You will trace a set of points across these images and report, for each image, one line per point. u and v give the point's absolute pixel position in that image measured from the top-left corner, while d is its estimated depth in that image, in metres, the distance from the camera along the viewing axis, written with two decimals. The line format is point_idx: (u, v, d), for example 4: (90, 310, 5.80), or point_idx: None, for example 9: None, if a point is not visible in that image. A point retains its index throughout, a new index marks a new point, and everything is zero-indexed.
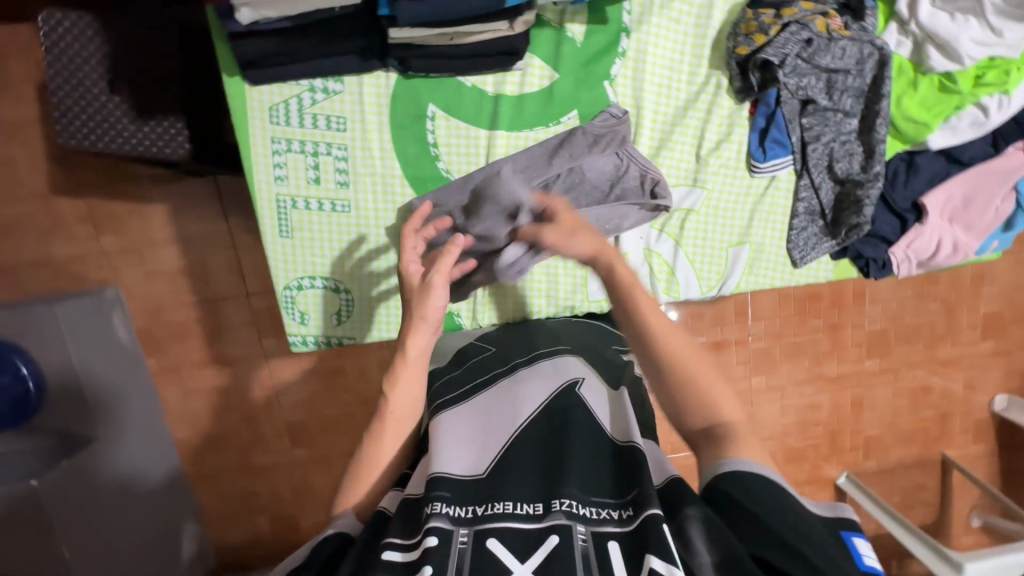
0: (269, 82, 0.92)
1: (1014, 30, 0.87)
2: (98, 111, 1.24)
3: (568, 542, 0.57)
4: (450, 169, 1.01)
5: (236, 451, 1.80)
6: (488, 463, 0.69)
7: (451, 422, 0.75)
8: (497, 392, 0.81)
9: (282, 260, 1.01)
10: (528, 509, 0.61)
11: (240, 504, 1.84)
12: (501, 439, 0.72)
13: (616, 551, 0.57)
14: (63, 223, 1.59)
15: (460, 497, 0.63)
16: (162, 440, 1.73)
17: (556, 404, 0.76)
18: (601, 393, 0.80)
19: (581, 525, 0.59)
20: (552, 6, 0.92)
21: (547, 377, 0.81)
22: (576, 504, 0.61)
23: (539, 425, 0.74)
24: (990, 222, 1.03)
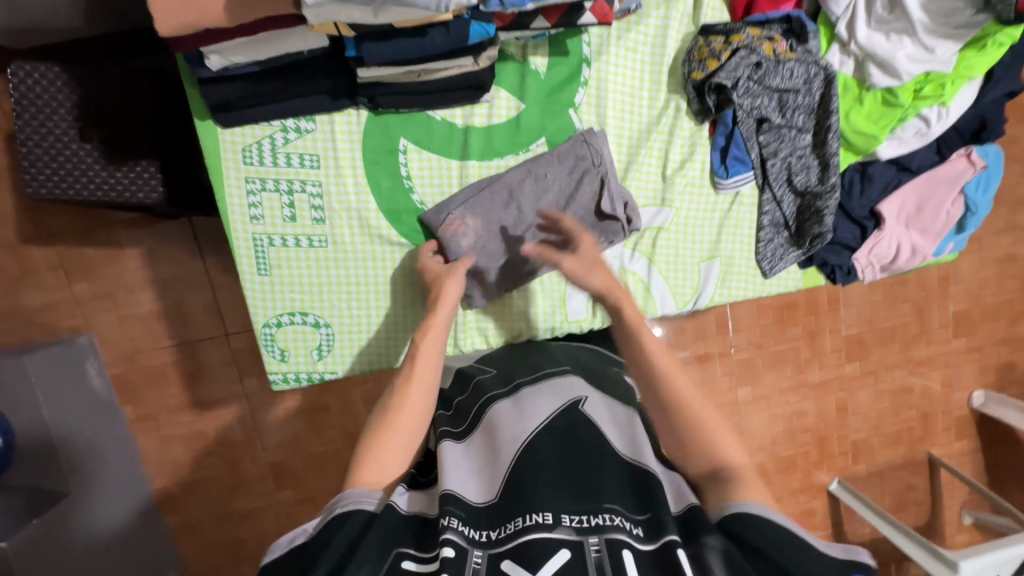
0: (240, 124, 0.94)
1: (943, 46, 0.91)
2: (69, 159, 1.24)
3: (580, 558, 0.57)
4: (425, 201, 1.03)
5: (218, 497, 1.77)
6: (498, 487, 0.68)
7: (459, 450, 0.75)
8: (507, 409, 0.79)
9: (260, 298, 1.01)
10: (535, 518, 0.60)
11: (225, 552, 1.80)
12: (511, 454, 0.70)
13: (630, 560, 0.57)
14: (33, 273, 1.57)
15: (470, 516, 0.64)
16: (139, 489, 1.70)
17: (562, 420, 0.74)
18: (607, 411, 0.76)
19: (593, 536, 0.58)
20: (514, 41, 0.97)
21: (552, 396, 0.78)
22: (584, 517, 0.60)
23: (545, 439, 0.71)
24: (943, 225, 1.07)
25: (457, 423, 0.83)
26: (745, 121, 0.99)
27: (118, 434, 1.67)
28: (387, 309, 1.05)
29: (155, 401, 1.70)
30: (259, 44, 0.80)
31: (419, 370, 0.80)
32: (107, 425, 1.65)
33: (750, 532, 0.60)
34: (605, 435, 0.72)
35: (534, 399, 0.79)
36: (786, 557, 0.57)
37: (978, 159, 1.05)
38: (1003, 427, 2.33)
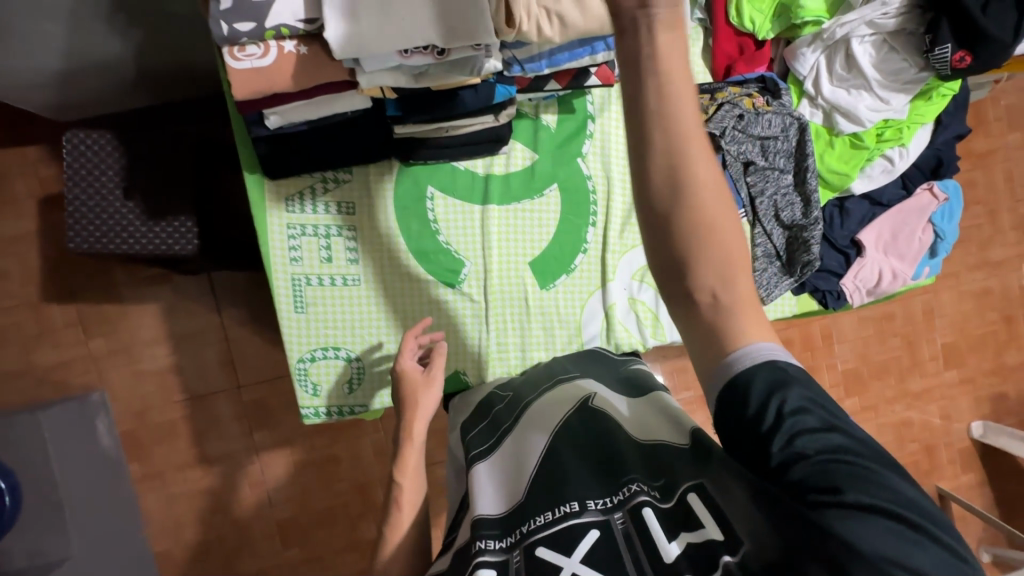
0: (285, 176, 1.05)
1: (897, 98, 1.06)
2: (111, 216, 1.34)
3: (609, 531, 0.64)
4: (450, 241, 1.11)
5: (223, 558, 1.73)
6: (524, 487, 0.76)
7: (488, 472, 0.83)
8: (520, 432, 0.88)
9: (295, 335, 1.08)
10: (564, 508, 0.68)
11: None
12: (532, 464, 0.79)
13: (652, 518, 0.63)
14: (51, 330, 1.62)
15: (502, 531, 0.71)
16: (140, 553, 1.66)
17: (578, 417, 0.84)
18: (612, 400, 0.88)
19: (618, 512, 0.66)
20: (528, 102, 1.11)
21: (566, 395, 0.91)
22: (607, 499, 0.68)
23: (564, 435, 0.82)
24: (917, 250, 1.17)
25: (484, 440, 0.92)
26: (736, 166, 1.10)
27: (122, 494, 1.65)
28: None
29: (162, 458, 1.69)
30: (315, 105, 0.92)
31: (418, 421, 0.95)
32: (112, 484, 1.63)
33: (781, 390, 0.54)
34: (618, 421, 0.82)
35: (551, 402, 0.90)
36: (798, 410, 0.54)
37: (939, 192, 1.18)
38: (1007, 458, 2.36)
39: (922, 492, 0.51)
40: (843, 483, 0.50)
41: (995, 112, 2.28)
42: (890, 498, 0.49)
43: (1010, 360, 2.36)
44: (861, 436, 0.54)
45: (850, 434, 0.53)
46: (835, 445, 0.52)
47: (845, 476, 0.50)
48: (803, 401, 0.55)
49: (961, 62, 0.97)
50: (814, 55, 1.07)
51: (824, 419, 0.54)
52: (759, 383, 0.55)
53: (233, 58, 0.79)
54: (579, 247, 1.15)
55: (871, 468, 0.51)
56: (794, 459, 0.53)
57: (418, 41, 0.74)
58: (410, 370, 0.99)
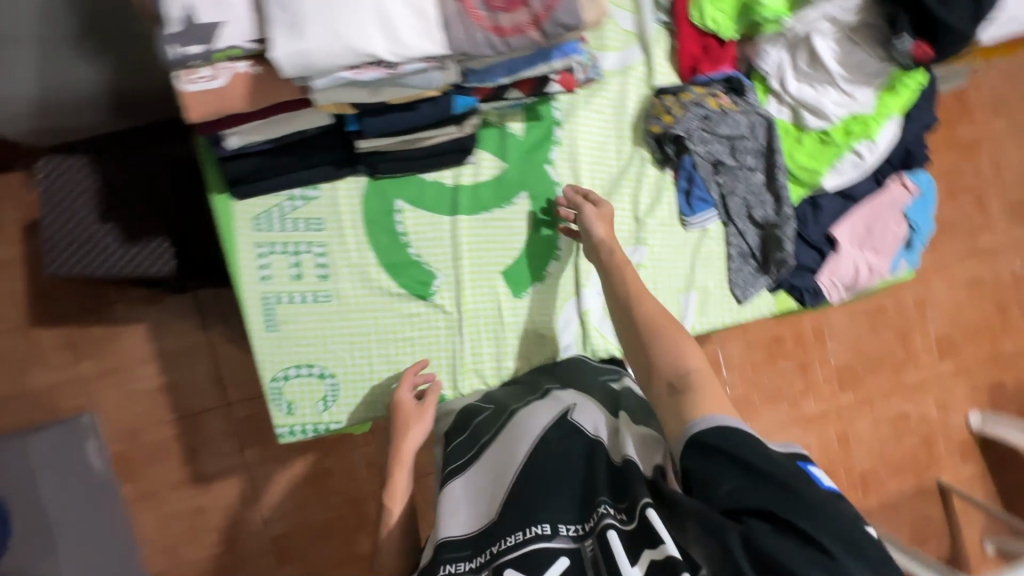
0: (253, 195, 1.05)
1: (862, 91, 1.05)
2: (87, 239, 1.34)
3: (576, 559, 0.69)
4: (420, 254, 1.11)
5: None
6: (495, 508, 0.78)
7: (461, 491, 0.85)
8: (498, 447, 0.88)
9: (268, 353, 1.07)
10: (535, 529, 0.71)
11: None
12: (506, 480, 0.81)
13: (617, 541, 0.66)
14: (40, 354, 1.62)
15: (471, 552, 0.75)
16: None
17: (554, 432, 0.84)
18: (590, 415, 0.87)
19: (588, 540, 0.70)
20: (493, 111, 1.10)
21: (546, 408, 0.91)
22: (578, 525, 0.72)
23: (537, 452, 0.82)
24: (892, 244, 1.15)
25: (462, 453, 0.92)
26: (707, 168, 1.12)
27: None
28: (389, 356, 1.11)
29: (156, 477, 1.69)
30: (272, 124, 0.91)
31: (408, 440, 1.00)
32: (106, 506, 1.63)
33: (742, 443, 0.66)
34: (598, 441, 0.82)
35: (533, 413, 0.90)
36: (758, 459, 0.65)
37: (911, 184, 1.15)
38: (1006, 447, 2.34)
39: (855, 523, 0.60)
40: (779, 511, 0.61)
41: (979, 98, 2.27)
42: (818, 523, 0.59)
43: (1005, 348, 2.34)
44: (816, 487, 0.63)
45: (795, 474, 0.64)
46: (775, 480, 0.63)
47: (780, 505, 0.61)
48: (762, 452, 0.65)
49: (922, 54, 0.96)
50: (777, 53, 1.08)
51: (769, 461, 0.64)
52: (711, 435, 0.67)
53: (183, 79, 0.79)
54: (551, 255, 1.15)
55: (806, 500, 0.61)
56: (738, 492, 0.63)
57: (364, 55, 0.74)
58: (405, 401, 1.02)
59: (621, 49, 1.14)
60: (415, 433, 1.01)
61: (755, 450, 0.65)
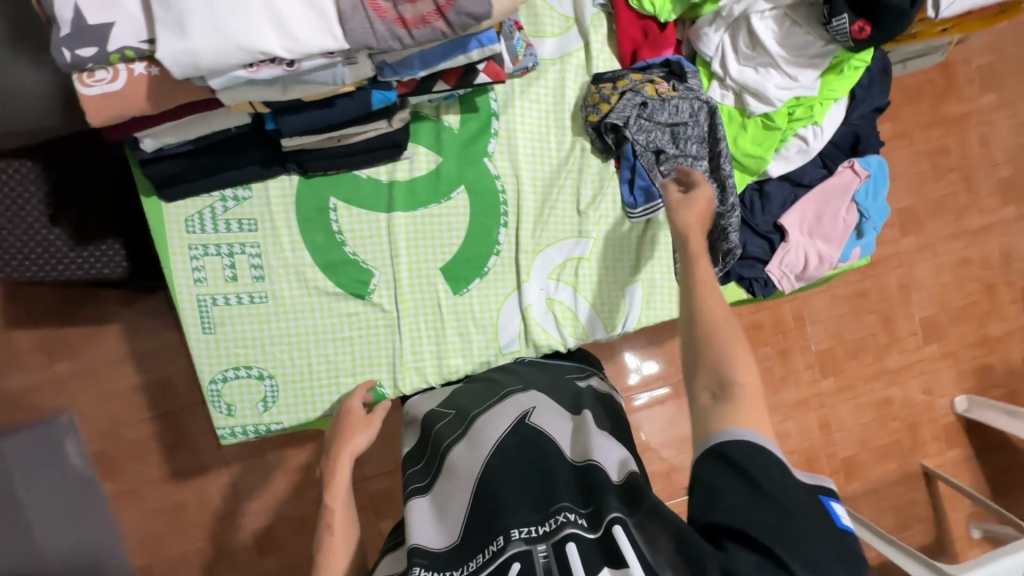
0: (183, 197, 1.04)
1: (806, 74, 1.00)
2: (35, 242, 1.29)
3: (530, 561, 0.67)
4: (357, 253, 1.10)
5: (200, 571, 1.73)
6: (458, 528, 0.77)
7: (423, 507, 0.83)
8: (459, 455, 0.87)
9: (205, 356, 1.07)
10: (493, 544, 0.71)
11: None
12: (467, 489, 0.81)
13: (575, 553, 0.67)
14: (16, 356, 1.64)
15: (433, 561, 0.73)
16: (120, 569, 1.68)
17: (513, 438, 0.86)
18: (550, 418, 0.90)
19: (542, 544, 0.69)
20: (426, 104, 1.08)
21: (504, 413, 0.91)
22: (535, 528, 0.71)
23: (499, 459, 0.83)
24: (843, 232, 1.11)
25: (423, 476, 0.91)
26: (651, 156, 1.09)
27: (97, 512, 1.67)
28: (328, 357, 1.10)
29: (135, 475, 1.70)
30: (186, 125, 0.89)
31: (354, 439, 0.96)
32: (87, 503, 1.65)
33: (757, 461, 0.67)
34: (555, 441, 0.85)
35: (491, 418, 0.91)
36: (767, 480, 0.66)
37: (861, 169, 1.11)
38: (993, 431, 2.30)
39: (842, 561, 0.62)
40: (764, 537, 0.62)
41: (966, 73, 2.20)
42: (800, 553, 0.61)
43: (993, 331, 2.28)
44: (815, 519, 0.64)
45: (801, 504, 0.65)
46: (775, 507, 0.64)
47: (769, 533, 0.62)
48: (773, 474, 0.66)
49: (861, 33, 0.92)
50: (718, 35, 1.03)
51: (776, 492, 0.65)
52: (731, 452, 0.68)
53: (81, 83, 0.77)
54: (491, 250, 1.12)
55: (797, 530, 0.62)
56: (734, 512, 0.65)
57: (257, 53, 0.72)
58: (354, 406, 1.02)
59: (559, 35, 1.10)
60: (362, 431, 0.97)
61: (767, 470, 0.66)
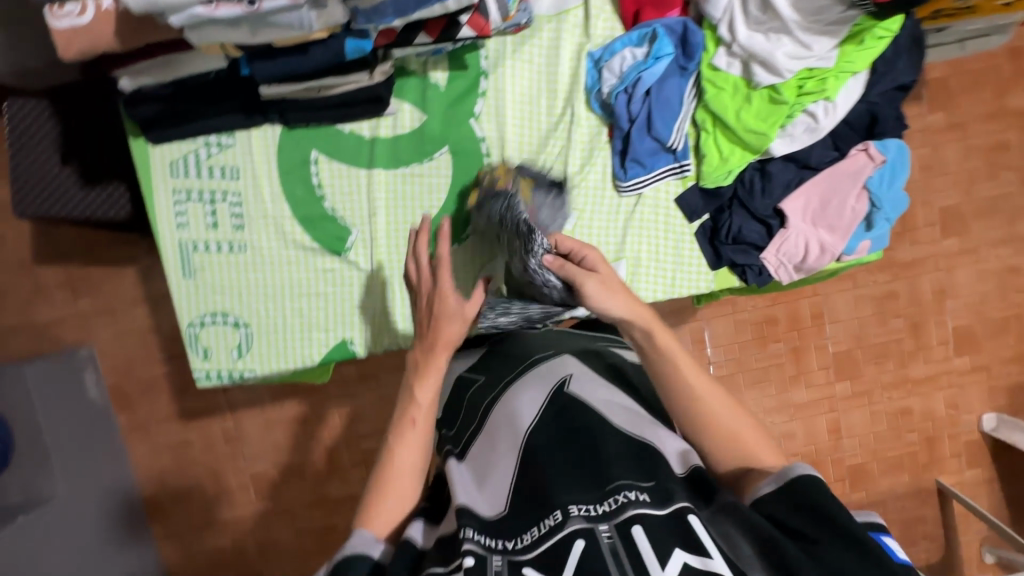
0: (168, 141, 1.05)
1: (820, 42, 0.91)
2: (48, 180, 1.33)
3: (593, 542, 0.59)
4: (336, 209, 1.08)
5: (200, 508, 1.81)
6: (504, 499, 0.70)
7: (461, 468, 0.78)
8: (496, 419, 0.84)
9: (185, 300, 1.09)
10: (549, 520, 0.63)
11: (207, 562, 1.81)
12: (513, 450, 0.76)
13: (643, 536, 0.58)
14: (43, 290, 1.73)
15: (483, 526, 0.66)
16: (129, 496, 1.77)
17: (551, 406, 0.79)
18: (589, 384, 0.82)
19: (605, 523, 0.61)
20: (413, 59, 1.05)
21: (539, 381, 0.85)
22: (595, 505, 0.63)
23: (539, 428, 0.77)
24: (850, 222, 1.02)
25: (456, 440, 0.87)
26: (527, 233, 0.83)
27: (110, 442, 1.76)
28: (302, 311, 1.10)
29: (147, 411, 1.78)
30: (163, 65, 0.95)
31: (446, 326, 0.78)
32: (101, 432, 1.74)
33: (828, 496, 0.60)
34: (594, 406, 0.77)
35: (525, 388, 0.85)
36: (843, 516, 0.58)
37: (876, 153, 1.01)
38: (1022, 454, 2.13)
39: None
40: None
41: None
42: None
43: None
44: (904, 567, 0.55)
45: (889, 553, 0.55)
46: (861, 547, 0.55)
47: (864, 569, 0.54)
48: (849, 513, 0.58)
49: None
50: None
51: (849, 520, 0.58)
52: (789, 486, 0.62)
53: (52, 17, 0.78)
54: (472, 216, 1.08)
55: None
56: (817, 545, 0.57)
57: None
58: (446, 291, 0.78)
59: None
60: (456, 322, 0.78)
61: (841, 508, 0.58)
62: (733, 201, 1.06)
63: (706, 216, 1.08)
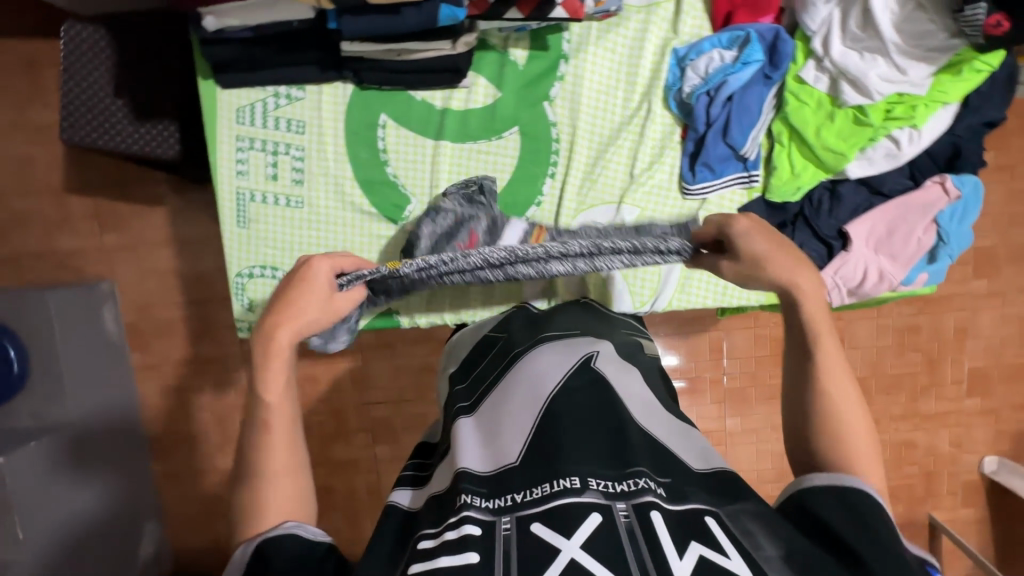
0: (238, 86, 1.03)
1: (917, 68, 0.89)
2: (100, 112, 1.30)
3: (610, 520, 0.58)
4: (398, 175, 1.07)
5: (204, 456, 1.77)
6: (516, 452, 0.68)
7: (469, 426, 0.77)
8: (512, 381, 0.80)
9: (236, 248, 1.08)
10: (564, 482, 0.62)
11: (206, 508, 1.78)
12: (529, 418, 0.72)
13: (660, 521, 0.59)
14: (70, 219, 1.65)
15: (490, 489, 0.64)
16: (135, 435, 1.71)
17: (575, 381, 0.76)
18: (613, 369, 0.80)
19: (622, 502, 0.60)
20: (496, 33, 1.03)
21: (562, 352, 0.82)
22: (612, 483, 0.63)
23: (559, 397, 0.73)
24: (913, 253, 1.02)
25: (469, 394, 0.85)
26: (575, 253, 0.73)
27: (121, 378, 1.69)
28: None
29: (162, 350, 1.72)
30: (249, 11, 0.89)
31: (307, 300, 0.71)
32: (114, 368, 1.67)
33: (875, 513, 0.62)
34: (620, 395, 0.75)
35: (545, 357, 0.81)
36: (887, 535, 0.59)
37: (952, 187, 1.00)
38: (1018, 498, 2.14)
39: None
40: None
41: None
42: None
43: None
44: None
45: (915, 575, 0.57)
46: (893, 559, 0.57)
47: None
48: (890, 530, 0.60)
49: (997, 28, 0.79)
50: (827, 7, 0.92)
51: (904, 554, 0.58)
52: (840, 489, 0.64)
53: None
54: (533, 200, 1.07)
55: None
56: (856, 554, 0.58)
57: None
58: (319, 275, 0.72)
59: None
60: (315, 295, 0.71)
61: (883, 524, 0.61)
62: (797, 218, 1.05)
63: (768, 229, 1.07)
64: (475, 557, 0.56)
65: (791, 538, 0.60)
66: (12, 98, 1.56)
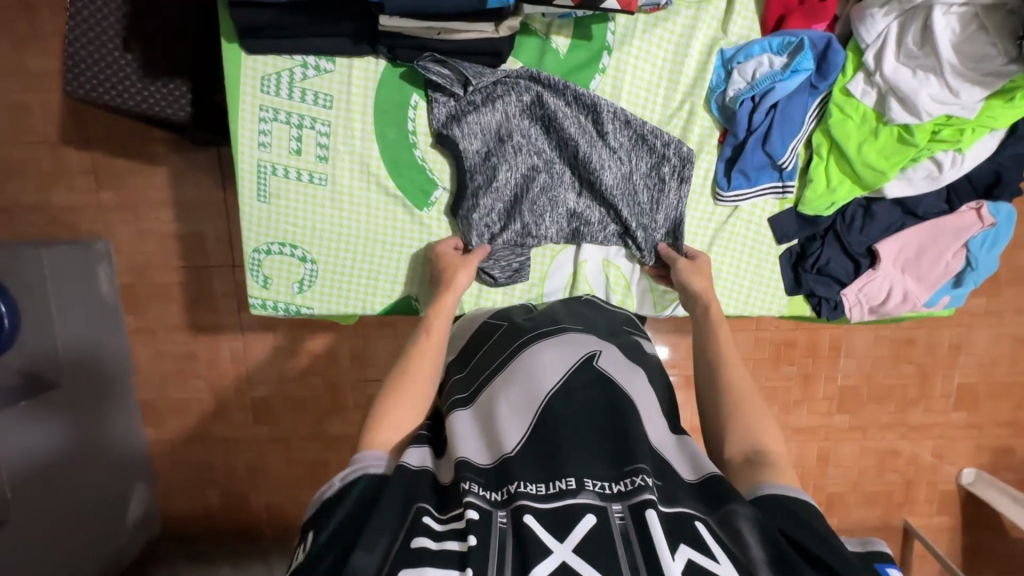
0: (265, 52, 0.97)
1: (969, 91, 0.89)
2: (109, 65, 1.21)
3: (605, 522, 0.58)
4: (426, 158, 1.05)
5: (198, 422, 1.71)
6: (516, 442, 0.67)
7: (467, 420, 0.73)
8: (512, 370, 0.77)
9: (254, 223, 1.04)
10: (560, 484, 0.61)
11: (195, 475, 1.74)
12: (528, 418, 0.70)
13: (655, 521, 0.57)
14: (66, 172, 1.54)
15: (487, 479, 0.64)
16: (127, 399, 1.65)
17: (577, 379, 0.74)
18: (620, 365, 0.77)
19: (618, 504, 0.60)
20: (540, 17, 0.98)
21: (564, 348, 0.78)
22: (609, 484, 0.62)
23: (563, 398, 0.71)
24: (940, 275, 1.06)
25: (466, 385, 0.80)
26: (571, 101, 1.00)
27: (116, 341, 1.61)
28: (377, 258, 1.07)
29: (156, 315, 1.63)
30: None
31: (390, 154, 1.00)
32: (108, 330, 1.59)
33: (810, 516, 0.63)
34: (626, 391, 0.73)
35: (550, 349, 0.78)
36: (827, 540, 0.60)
37: (988, 215, 1.03)
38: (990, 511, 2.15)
39: None
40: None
41: None
42: None
43: None
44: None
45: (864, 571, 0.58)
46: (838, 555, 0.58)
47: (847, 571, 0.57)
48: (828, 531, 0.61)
49: None
50: (885, 21, 0.90)
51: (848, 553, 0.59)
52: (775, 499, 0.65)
53: None
54: None
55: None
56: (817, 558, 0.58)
57: None
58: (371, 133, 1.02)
59: None
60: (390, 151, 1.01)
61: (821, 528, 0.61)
62: (828, 232, 1.07)
63: (795, 242, 1.08)
64: (473, 540, 0.55)
65: (778, 542, 0.58)
66: (8, 39, 1.43)
